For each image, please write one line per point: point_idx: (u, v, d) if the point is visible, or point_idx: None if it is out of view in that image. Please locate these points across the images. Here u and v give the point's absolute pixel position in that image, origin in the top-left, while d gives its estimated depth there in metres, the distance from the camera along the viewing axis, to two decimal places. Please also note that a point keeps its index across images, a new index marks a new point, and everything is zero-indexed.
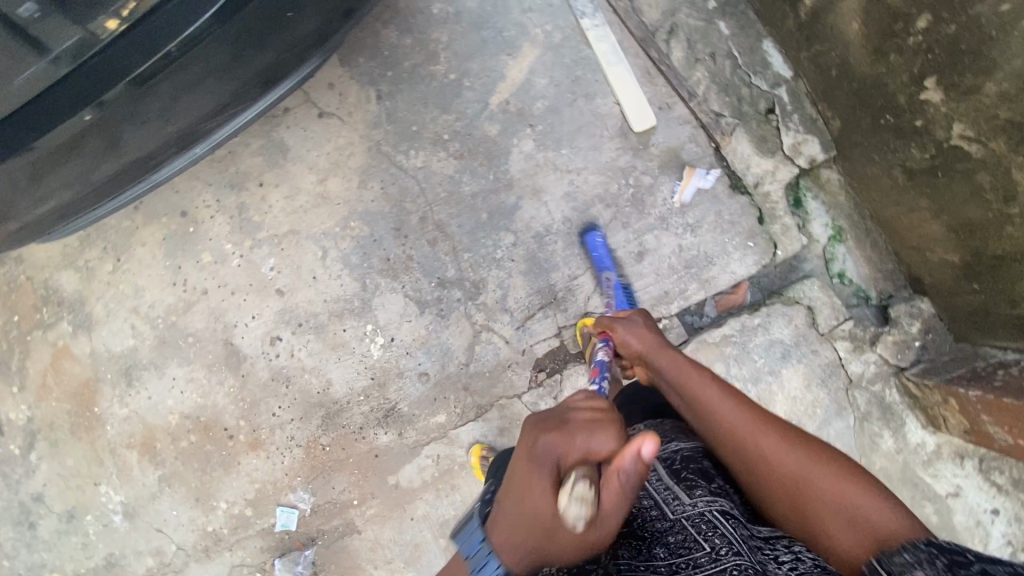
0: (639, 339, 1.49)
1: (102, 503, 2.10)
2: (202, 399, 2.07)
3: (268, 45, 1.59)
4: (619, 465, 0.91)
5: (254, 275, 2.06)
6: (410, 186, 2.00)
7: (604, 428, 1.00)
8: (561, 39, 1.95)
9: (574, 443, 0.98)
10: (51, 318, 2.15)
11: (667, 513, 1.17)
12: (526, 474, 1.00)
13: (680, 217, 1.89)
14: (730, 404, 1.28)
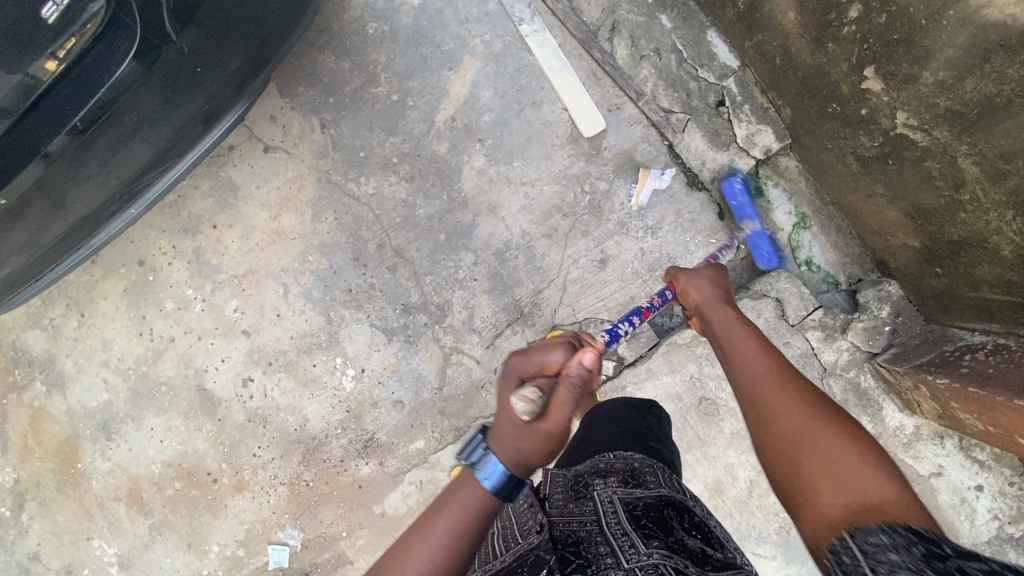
0: (699, 289, 1.42)
1: (98, 556, 2.12)
2: (182, 446, 2.07)
3: (203, 94, 1.54)
4: (569, 372, 1.12)
5: (219, 318, 2.04)
6: (364, 214, 1.96)
7: (559, 349, 1.23)
8: (501, 48, 1.90)
9: (534, 360, 1.21)
10: (24, 380, 2.14)
11: (622, 560, 0.90)
12: (502, 384, 1.21)
13: (733, 189, 1.80)
14: (760, 361, 1.20)
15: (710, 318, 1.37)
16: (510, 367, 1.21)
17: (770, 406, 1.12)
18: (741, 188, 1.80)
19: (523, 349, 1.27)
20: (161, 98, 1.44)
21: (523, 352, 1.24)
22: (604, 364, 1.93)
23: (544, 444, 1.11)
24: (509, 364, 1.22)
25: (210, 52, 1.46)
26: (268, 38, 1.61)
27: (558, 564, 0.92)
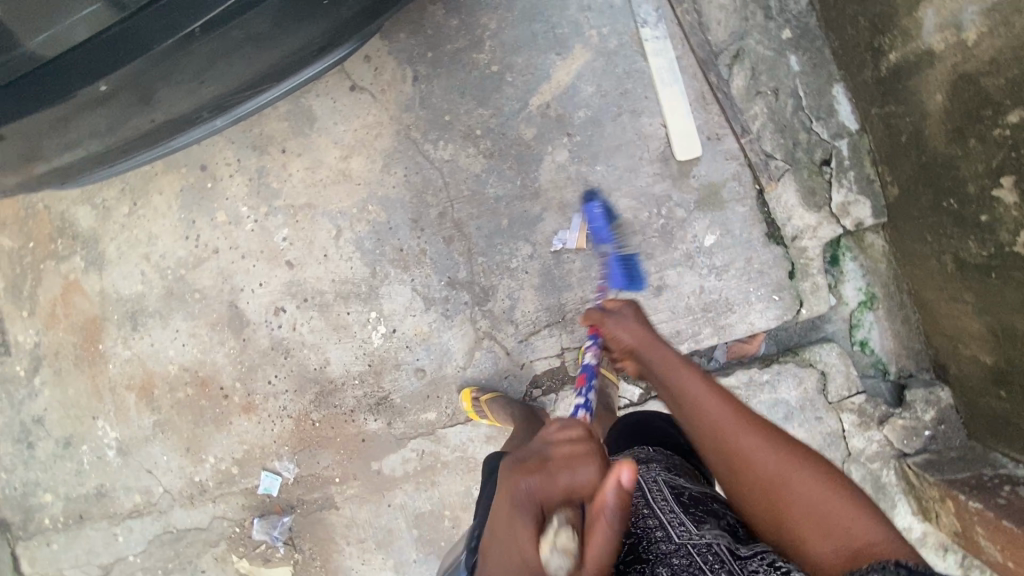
0: (629, 333, 1.29)
1: (99, 435, 2.18)
2: (203, 355, 2.09)
3: (307, 25, 1.49)
4: (603, 505, 0.81)
5: (266, 242, 2.03)
6: (434, 178, 1.93)
7: (587, 462, 0.87)
8: (616, 45, 1.81)
9: (557, 485, 0.85)
10: (65, 251, 2.16)
11: (674, 537, 1.13)
12: (506, 527, 0.87)
13: (593, 213, 1.84)
14: (697, 387, 1.17)
15: (641, 360, 1.26)
16: (518, 491, 0.87)
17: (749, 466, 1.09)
18: (604, 212, 1.83)
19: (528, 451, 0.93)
20: (274, 22, 1.38)
21: (526, 465, 0.90)
22: (631, 388, 1.92)
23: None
24: (511, 496, 0.87)
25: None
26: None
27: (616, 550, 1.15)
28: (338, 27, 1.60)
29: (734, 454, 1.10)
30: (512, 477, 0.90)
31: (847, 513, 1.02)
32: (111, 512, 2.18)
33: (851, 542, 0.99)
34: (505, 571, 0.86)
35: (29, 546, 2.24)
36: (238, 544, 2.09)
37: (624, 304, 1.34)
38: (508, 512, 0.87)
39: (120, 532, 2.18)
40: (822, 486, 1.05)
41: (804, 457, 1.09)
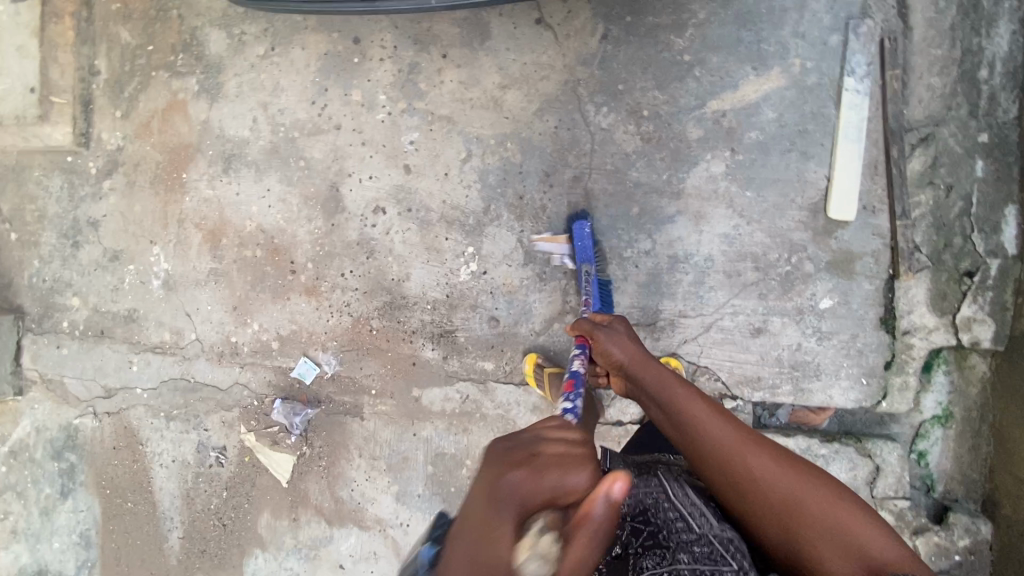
0: (622, 351, 1.45)
1: (149, 261, 2.10)
2: (285, 223, 2.02)
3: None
4: (591, 517, 0.78)
5: (392, 138, 1.96)
6: (583, 140, 1.85)
7: (580, 467, 0.86)
8: (814, 83, 1.77)
9: (542, 484, 0.82)
10: (183, 68, 2.06)
11: (694, 529, 1.15)
12: (473, 536, 0.79)
13: (582, 232, 1.81)
14: (691, 403, 1.26)
15: (638, 374, 1.39)
16: (500, 484, 0.83)
17: (755, 481, 1.12)
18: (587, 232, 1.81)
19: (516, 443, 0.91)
20: None
21: (509, 458, 0.86)
22: None
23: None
24: (489, 482, 0.84)
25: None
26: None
27: (631, 536, 1.17)
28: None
29: (735, 469, 1.14)
30: (493, 461, 0.88)
31: (867, 529, 1.04)
32: (133, 340, 2.11)
33: (863, 555, 1.01)
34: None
35: (37, 342, 2.16)
36: (250, 418, 2.05)
37: (617, 321, 1.55)
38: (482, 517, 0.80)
39: (136, 363, 2.11)
40: (828, 497, 1.09)
41: (818, 477, 1.12)
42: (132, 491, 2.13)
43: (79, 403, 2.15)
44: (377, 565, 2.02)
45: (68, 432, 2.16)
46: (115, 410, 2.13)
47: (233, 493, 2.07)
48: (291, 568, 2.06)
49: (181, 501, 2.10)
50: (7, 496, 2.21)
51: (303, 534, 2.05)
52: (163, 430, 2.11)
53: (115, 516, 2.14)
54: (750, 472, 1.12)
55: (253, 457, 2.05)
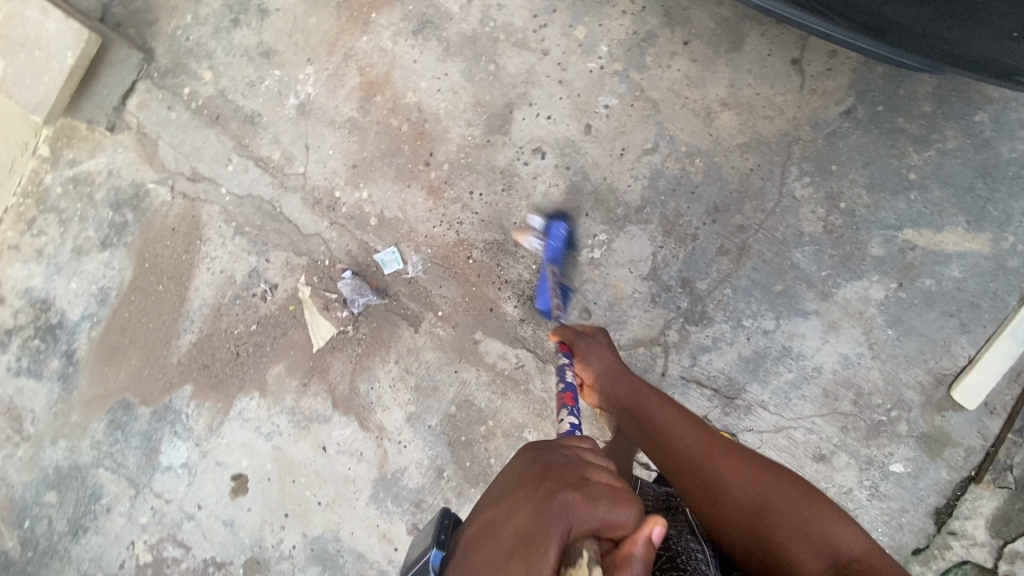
0: (601, 360, 1.46)
1: (297, 77, 1.99)
2: (444, 114, 1.92)
3: (983, 27, 1.13)
4: (632, 560, 0.64)
5: (590, 91, 1.84)
6: (767, 197, 1.76)
7: (627, 503, 0.71)
8: (1013, 268, 1.68)
9: (590, 511, 0.68)
10: None
11: (712, 564, 1.04)
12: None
13: (556, 233, 1.84)
14: (658, 407, 1.31)
15: (615, 383, 1.40)
16: (553, 517, 0.67)
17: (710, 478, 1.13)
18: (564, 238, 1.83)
19: (553, 460, 0.78)
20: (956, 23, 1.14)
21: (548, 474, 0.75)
22: None
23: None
24: (535, 520, 0.66)
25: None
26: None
27: (651, 555, 1.04)
28: (974, 60, 1.23)
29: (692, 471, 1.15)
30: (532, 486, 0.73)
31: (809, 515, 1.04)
32: (242, 142, 2.02)
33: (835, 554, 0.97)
34: None
35: (150, 92, 2.06)
36: (314, 274, 1.99)
37: (598, 331, 1.57)
38: (524, 540, 0.65)
39: (234, 164, 2.03)
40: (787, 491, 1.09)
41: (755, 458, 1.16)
42: (168, 277, 2.07)
43: (161, 171, 2.07)
44: (356, 465, 1.99)
45: (137, 191, 2.08)
46: (191, 196, 2.05)
47: (260, 331, 2.02)
48: (276, 425, 2.03)
49: (209, 312, 2.05)
50: (48, 217, 2.14)
51: (304, 402, 2.01)
52: (225, 239, 2.03)
53: (141, 291, 2.09)
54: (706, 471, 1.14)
55: (298, 309, 2.00)
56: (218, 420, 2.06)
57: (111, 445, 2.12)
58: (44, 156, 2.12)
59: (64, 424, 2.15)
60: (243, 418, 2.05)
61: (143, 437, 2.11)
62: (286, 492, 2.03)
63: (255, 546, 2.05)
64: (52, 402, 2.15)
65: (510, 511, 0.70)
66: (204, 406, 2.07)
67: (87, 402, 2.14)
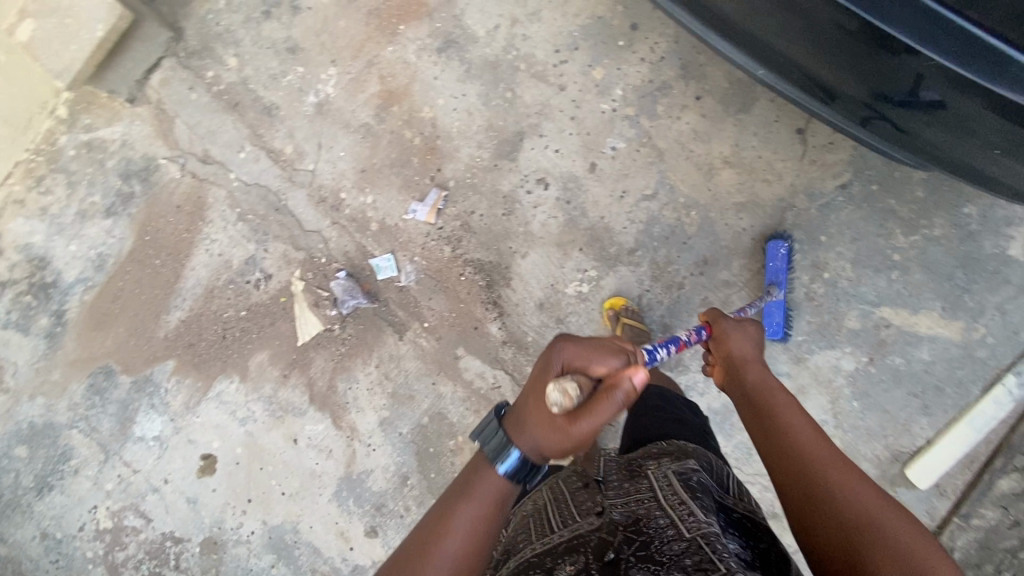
0: (740, 344, 1.32)
1: (318, 76, 2.04)
2: (457, 133, 1.97)
3: (971, 137, 1.14)
4: (616, 387, 0.97)
5: (599, 131, 1.89)
6: (755, 257, 1.81)
7: (618, 355, 1.04)
8: (980, 359, 1.74)
9: (584, 356, 1.03)
10: None
11: (685, 530, 0.94)
12: (535, 387, 1.05)
13: (776, 252, 1.75)
14: (788, 407, 1.16)
15: (742, 369, 1.28)
16: (554, 355, 1.05)
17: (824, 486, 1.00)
18: (785, 254, 1.74)
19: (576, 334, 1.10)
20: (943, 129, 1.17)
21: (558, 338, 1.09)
22: None
23: (569, 441, 1.00)
24: (545, 356, 1.06)
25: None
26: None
27: (623, 544, 0.95)
28: (953, 163, 1.27)
29: (799, 468, 1.04)
30: (547, 344, 1.10)
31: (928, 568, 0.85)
32: (257, 132, 2.07)
33: None
34: (537, 431, 1.02)
35: (174, 70, 2.10)
36: (310, 270, 2.03)
37: (748, 320, 1.39)
38: (540, 370, 1.06)
39: (245, 152, 2.07)
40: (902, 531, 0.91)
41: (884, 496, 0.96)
42: (167, 253, 2.11)
43: (174, 148, 2.10)
44: (323, 461, 2.03)
45: (148, 165, 2.12)
46: (199, 177, 2.09)
47: (249, 319, 2.06)
48: (252, 411, 2.07)
49: (202, 293, 2.09)
50: (57, 177, 2.17)
51: (282, 393, 2.05)
52: (227, 225, 2.07)
53: (138, 263, 2.13)
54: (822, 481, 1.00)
55: (288, 302, 2.04)
56: (196, 398, 2.10)
57: (88, 409, 2.16)
58: (61, 117, 2.16)
59: (44, 381, 2.18)
60: (221, 400, 2.08)
61: (120, 406, 2.14)
62: (252, 477, 2.07)
63: (215, 526, 2.09)
64: (35, 359, 2.18)
65: (539, 361, 1.08)
66: (184, 383, 2.10)
67: (69, 364, 2.17)
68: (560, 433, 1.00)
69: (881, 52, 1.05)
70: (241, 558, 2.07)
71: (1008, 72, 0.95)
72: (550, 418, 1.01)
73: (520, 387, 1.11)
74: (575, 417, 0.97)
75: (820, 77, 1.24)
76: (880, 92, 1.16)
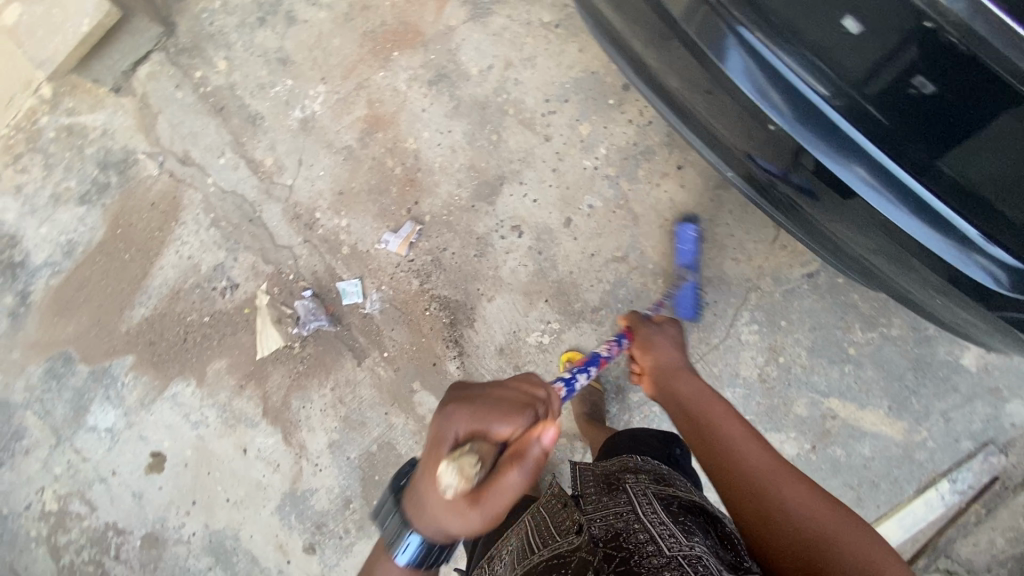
0: (665, 351, 1.47)
1: (308, 92, 2.03)
2: (438, 167, 1.97)
3: (911, 274, 1.19)
4: (525, 454, 0.87)
5: (578, 187, 1.89)
6: (715, 331, 1.83)
7: (519, 413, 0.94)
8: (917, 460, 1.77)
9: (480, 422, 0.90)
10: None
11: (664, 547, 0.92)
12: (430, 463, 0.89)
13: (686, 236, 1.80)
14: (726, 417, 1.22)
15: (674, 380, 1.38)
16: (446, 424, 0.92)
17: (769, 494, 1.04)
18: (694, 239, 1.80)
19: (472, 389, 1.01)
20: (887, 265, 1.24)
21: (458, 402, 0.96)
22: None
23: (472, 521, 0.86)
24: (439, 427, 0.92)
25: (985, 298, 1.09)
26: (973, 324, 1.24)
27: (602, 563, 0.92)
28: (892, 289, 1.36)
29: (750, 481, 1.07)
30: (441, 410, 0.96)
31: (873, 551, 0.92)
32: (240, 139, 2.06)
33: None
34: (441, 516, 0.88)
35: (163, 66, 2.09)
36: (277, 284, 2.03)
37: (669, 323, 1.59)
38: (434, 440, 0.91)
39: (226, 158, 2.06)
40: (862, 539, 0.94)
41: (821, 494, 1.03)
42: (137, 248, 2.10)
43: (155, 144, 2.09)
44: (270, 473, 2.05)
45: (126, 157, 2.10)
46: (177, 177, 2.08)
47: (212, 325, 2.07)
48: (205, 416, 2.08)
49: (167, 293, 2.09)
50: (34, 157, 2.15)
51: (236, 402, 2.06)
52: (200, 228, 2.07)
53: (107, 254, 2.12)
54: (765, 486, 1.05)
55: (251, 314, 2.05)
56: (151, 396, 2.11)
57: (44, 392, 2.16)
58: (44, 97, 2.13)
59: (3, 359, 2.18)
60: (175, 401, 2.10)
61: (75, 393, 2.15)
62: (199, 480, 2.09)
63: (157, 523, 2.11)
64: None
65: (434, 433, 0.93)
66: (141, 380, 2.11)
67: (29, 346, 2.17)
68: (461, 516, 0.86)
69: (833, 187, 1.13)
70: (179, 557, 2.09)
71: (948, 232, 1.04)
72: (449, 504, 0.85)
73: (416, 469, 0.93)
74: (472, 492, 0.83)
75: (784, 195, 1.31)
76: (831, 219, 1.22)
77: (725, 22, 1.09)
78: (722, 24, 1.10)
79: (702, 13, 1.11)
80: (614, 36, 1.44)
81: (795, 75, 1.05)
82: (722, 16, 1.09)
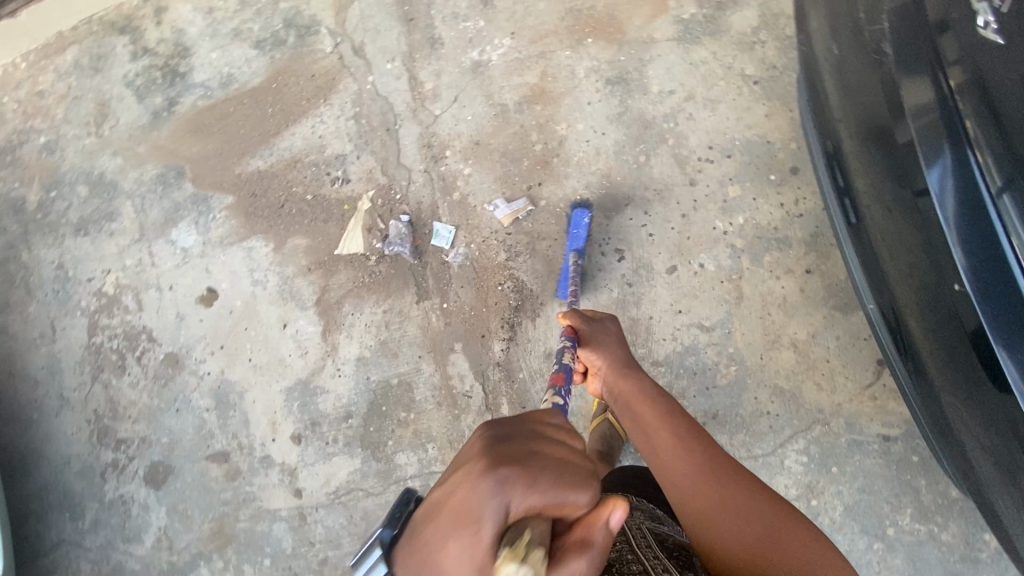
0: (604, 350, 1.34)
1: (492, 40, 2.08)
2: (576, 162, 1.95)
3: (1013, 490, 1.08)
4: (593, 541, 0.59)
5: (698, 242, 1.83)
6: (763, 442, 1.72)
7: (583, 475, 0.64)
8: None
9: (538, 491, 0.58)
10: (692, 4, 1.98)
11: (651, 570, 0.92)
12: (458, 543, 0.55)
13: (579, 221, 1.86)
14: (641, 393, 1.19)
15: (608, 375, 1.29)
16: (486, 489, 0.56)
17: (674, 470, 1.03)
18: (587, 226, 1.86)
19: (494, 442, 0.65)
20: (990, 468, 1.12)
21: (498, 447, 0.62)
22: None
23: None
24: (471, 494, 0.56)
25: None
26: None
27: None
28: (977, 492, 1.23)
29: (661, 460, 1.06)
30: (475, 457, 0.62)
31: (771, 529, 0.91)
32: (413, 54, 2.13)
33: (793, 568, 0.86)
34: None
35: None
36: (383, 198, 2.10)
37: (608, 318, 1.45)
38: (465, 512, 0.56)
39: (393, 65, 2.14)
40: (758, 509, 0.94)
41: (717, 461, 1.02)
42: (281, 108, 2.22)
43: (341, 28, 2.21)
44: (296, 356, 2.14)
45: (311, 26, 2.24)
46: (345, 63, 2.18)
47: (310, 205, 2.16)
48: (267, 279, 2.18)
49: (287, 158, 2.20)
50: None
51: (298, 280, 2.15)
52: (342, 116, 2.16)
53: (255, 101, 2.25)
54: (668, 461, 1.05)
55: (349, 212, 2.12)
56: (232, 239, 2.23)
57: (148, 192, 2.33)
58: None
59: (130, 148, 2.36)
60: (249, 254, 2.21)
61: (173, 205, 2.30)
62: (234, 331, 2.21)
63: (184, 348, 2.24)
64: (134, 125, 2.36)
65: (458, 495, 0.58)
66: (230, 222, 2.24)
67: (156, 147, 2.33)
68: None
69: (987, 372, 1.01)
70: (188, 387, 2.23)
71: None
72: None
73: (416, 537, 0.60)
74: None
75: (917, 344, 1.20)
76: (959, 393, 1.11)
77: (961, 151, 0.97)
78: (956, 155, 0.98)
79: (940, 129, 1.00)
80: (822, 108, 1.37)
81: (1013, 251, 0.91)
82: (961, 142, 0.96)
